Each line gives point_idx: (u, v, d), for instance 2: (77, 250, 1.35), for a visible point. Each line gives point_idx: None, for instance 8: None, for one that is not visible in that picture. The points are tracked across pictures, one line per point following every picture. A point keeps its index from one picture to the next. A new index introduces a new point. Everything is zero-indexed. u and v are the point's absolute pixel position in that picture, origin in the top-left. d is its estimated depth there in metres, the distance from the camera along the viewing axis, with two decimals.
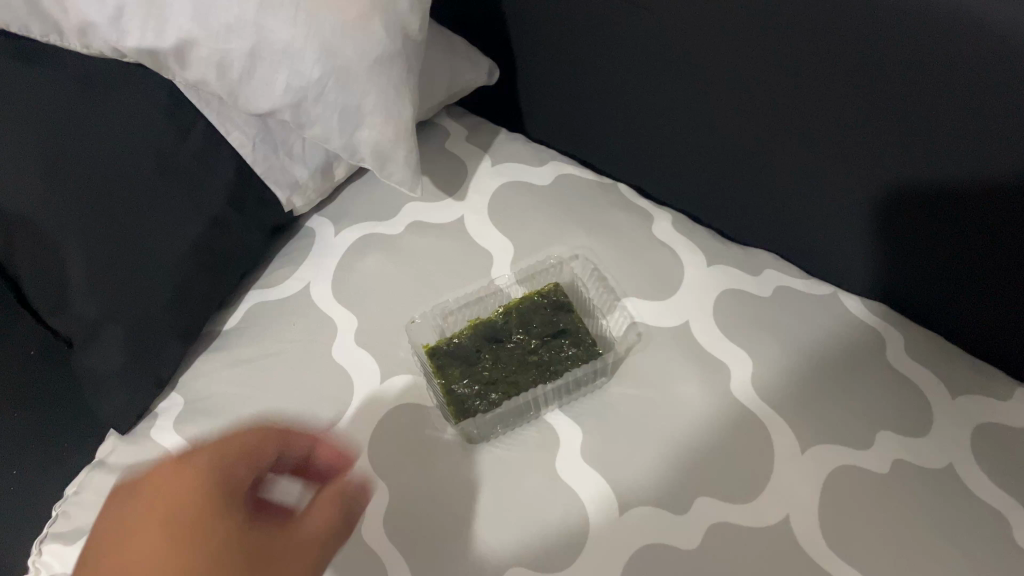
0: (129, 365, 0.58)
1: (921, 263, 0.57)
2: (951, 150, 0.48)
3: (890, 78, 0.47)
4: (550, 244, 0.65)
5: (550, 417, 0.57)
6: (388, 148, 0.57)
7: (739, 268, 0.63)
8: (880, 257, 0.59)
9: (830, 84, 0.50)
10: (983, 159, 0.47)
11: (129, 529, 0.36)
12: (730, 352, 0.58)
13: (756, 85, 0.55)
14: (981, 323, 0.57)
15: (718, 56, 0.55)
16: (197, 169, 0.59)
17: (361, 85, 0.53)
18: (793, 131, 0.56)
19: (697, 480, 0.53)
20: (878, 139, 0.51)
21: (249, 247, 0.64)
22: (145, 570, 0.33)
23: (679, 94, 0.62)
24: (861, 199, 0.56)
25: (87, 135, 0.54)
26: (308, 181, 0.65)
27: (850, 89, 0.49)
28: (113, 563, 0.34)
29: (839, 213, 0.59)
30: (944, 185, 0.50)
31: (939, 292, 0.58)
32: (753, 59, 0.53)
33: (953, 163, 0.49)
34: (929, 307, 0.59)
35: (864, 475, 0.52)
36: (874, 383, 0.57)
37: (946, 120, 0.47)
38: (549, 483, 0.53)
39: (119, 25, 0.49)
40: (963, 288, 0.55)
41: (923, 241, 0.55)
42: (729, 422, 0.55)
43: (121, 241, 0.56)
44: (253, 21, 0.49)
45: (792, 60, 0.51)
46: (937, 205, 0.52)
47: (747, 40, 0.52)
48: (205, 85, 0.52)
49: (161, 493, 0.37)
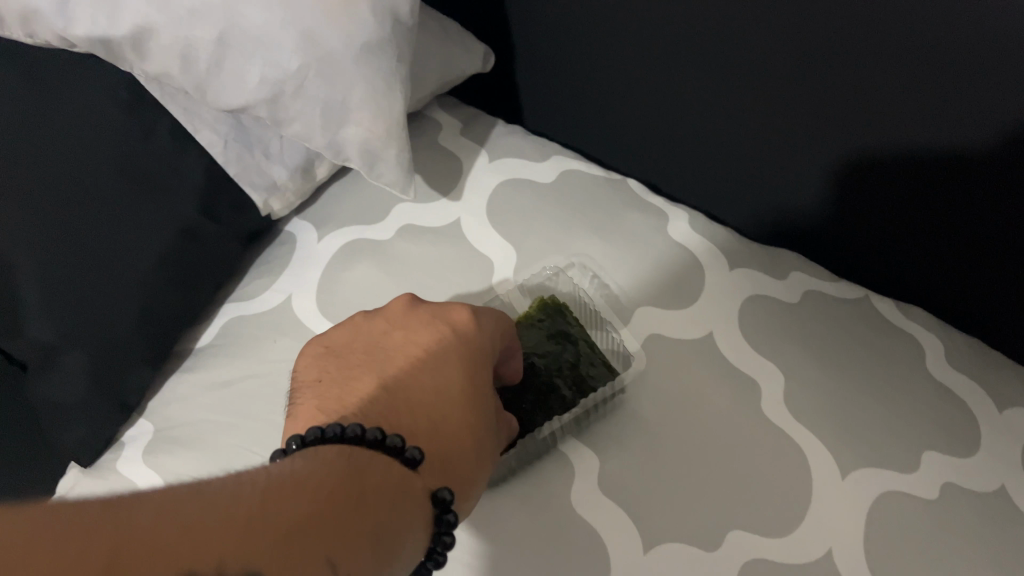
0: (90, 394, 0.52)
1: (940, 242, 0.53)
2: (963, 114, 0.44)
3: (920, 57, 0.43)
4: (547, 254, 0.60)
5: (567, 447, 0.50)
6: (377, 147, 0.50)
7: (762, 270, 0.58)
8: (898, 241, 0.56)
9: (868, 70, 0.46)
10: (999, 120, 0.43)
11: (414, 330, 0.45)
12: (758, 365, 0.53)
13: (781, 72, 0.51)
14: (1010, 301, 0.54)
15: (736, 39, 0.52)
16: (163, 171, 0.52)
17: (346, 78, 0.46)
18: (821, 116, 0.52)
19: (731, 509, 0.47)
20: (896, 113, 0.47)
21: (225, 256, 0.58)
22: (436, 363, 0.43)
23: (693, 81, 0.57)
24: (869, 176, 0.53)
25: (38, 137, 0.49)
26: (288, 184, 0.59)
27: (889, 73, 0.45)
28: (401, 345, 0.44)
29: (853, 199, 0.56)
30: (954, 149, 0.47)
31: (965, 271, 0.54)
32: (776, 41, 0.49)
33: (963, 127, 0.45)
34: (953, 287, 0.56)
35: (912, 499, 0.47)
36: (918, 397, 0.52)
37: (986, 95, 0.42)
38: (567, 517, 0.47)
39: (66, 11, 0.42)
40: (985, 265, 0.53)
41: (938, 217, 0.52)
42: (762, 441, 0.49)
43: (75, 253, 0.50)
44: (221, 4, 0.43)
45: (820, 43, 0.47)
46: (952, 173, 0.48)
47: (770, 20, 0.48)
48: (168, 79, 0.45)
49: (447, 325, 0.45)
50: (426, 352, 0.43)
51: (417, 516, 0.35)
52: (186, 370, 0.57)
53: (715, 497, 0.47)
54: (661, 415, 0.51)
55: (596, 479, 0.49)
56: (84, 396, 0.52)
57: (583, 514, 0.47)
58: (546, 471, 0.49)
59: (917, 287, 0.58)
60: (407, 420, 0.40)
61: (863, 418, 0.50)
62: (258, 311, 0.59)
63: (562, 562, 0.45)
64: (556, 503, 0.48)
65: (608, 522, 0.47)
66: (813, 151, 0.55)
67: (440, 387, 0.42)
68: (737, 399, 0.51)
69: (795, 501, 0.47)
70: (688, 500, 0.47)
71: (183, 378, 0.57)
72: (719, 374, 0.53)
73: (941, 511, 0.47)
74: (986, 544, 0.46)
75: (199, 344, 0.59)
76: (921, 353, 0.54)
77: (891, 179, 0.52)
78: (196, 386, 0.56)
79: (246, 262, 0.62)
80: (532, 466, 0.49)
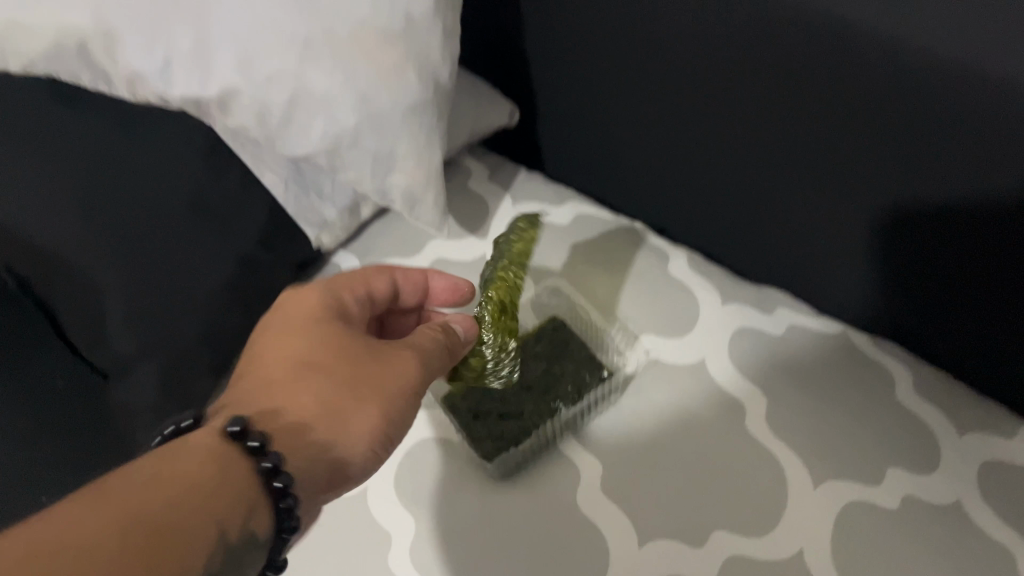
0: (156, 406, 0.59)
1: (942, 295, 0.56)
2: (952, 173, 0.48)
3: (882, 122, 0.49)
4: (549, 276, 0.69)
5: (572, 452, 0.57)
6: (418, 191, 0.58)
7: (752, 306, 0.65)
8: (901, 290, 0.59)
9: (839, 137, 0.52)
10: (987, 179, 0.47)
11: (262, 326, 0.47)
12: (743, 388, 0.60)
13: (766, 134, 0.57)
14: (1004, 356, 0.57)
15: (725, 104, 0.58)
16: (230, 210, 0.61)
17: (394, 132, 0.55)
18: (801, 175, 0.58)
19: (715, 512, 0.54)
20: (876, 170, 0.52)
21: (279, 282, 0.66)
22: (274, 337, 0.45)
23: (691, 138, 0.63)
24: (879, 226, 0.56)
25: (125, 185, 0.57)
26: (336, 220, 0.68)
27: (861, 134, 0.51)
28: (248, 349, 0.46)
29: (861, 248, 0.59)
30: (957, 207, 0.50)
31: (964, 326, 0.57)
32: (760, 106, 0.55)
33: (968, 185, 0.48)
34: (948, 339, 0.59)
35: (876, 509, 0.54)
36: (886, 424, 0.58)
37: (950, 161, 0.48)
38: (571, 515, 0.54)
39: (167, 74, 0.51)
40: (987, 320, 0.55)
41: (942, 266, 0.54)
42: (746, 454, 0.56)
43: (154, 280, 0.58)
44: (294, 71, 0.51)
45: (805, 106, 0.53)
46: (955, 225, 0.51)
47: (754, 90, 0.55)
48: (245, 131, 0.54)
49: (282, 308, 0.47)
50: (260, 346, 0.45)
51: (220, 469, 0.35)
52: None
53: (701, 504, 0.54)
54: (658, 431, 0.58)
55: (597, 482, 0.56)
56: (149, 407, 0.59)
57: (587, 514, 0.54)
58: (557, 475, 0.56)
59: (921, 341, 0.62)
60: (255, 391, 0.42)
61: (834, 437, 0.57)
62: None
63: (567, 549, 0.53)
64: (562, 502, 0.55)
65: (608, 522, 0.54)
66: (792, 211, 0.61)
67: (278, 351, 0.44)
68: (725, 418, 0.58)
69: (771, 506, 0.54)
70: (678, 504, 0.54)
71: None
72: (708, 395, 0.60)
73: (901, 518, 0.54)
74: (937, 548, 0.53)
75: None
76: (893, 384, 0.61)
77: (900, 227, 0.55)
78: None
79: None
80: (542, 470, 0.57)
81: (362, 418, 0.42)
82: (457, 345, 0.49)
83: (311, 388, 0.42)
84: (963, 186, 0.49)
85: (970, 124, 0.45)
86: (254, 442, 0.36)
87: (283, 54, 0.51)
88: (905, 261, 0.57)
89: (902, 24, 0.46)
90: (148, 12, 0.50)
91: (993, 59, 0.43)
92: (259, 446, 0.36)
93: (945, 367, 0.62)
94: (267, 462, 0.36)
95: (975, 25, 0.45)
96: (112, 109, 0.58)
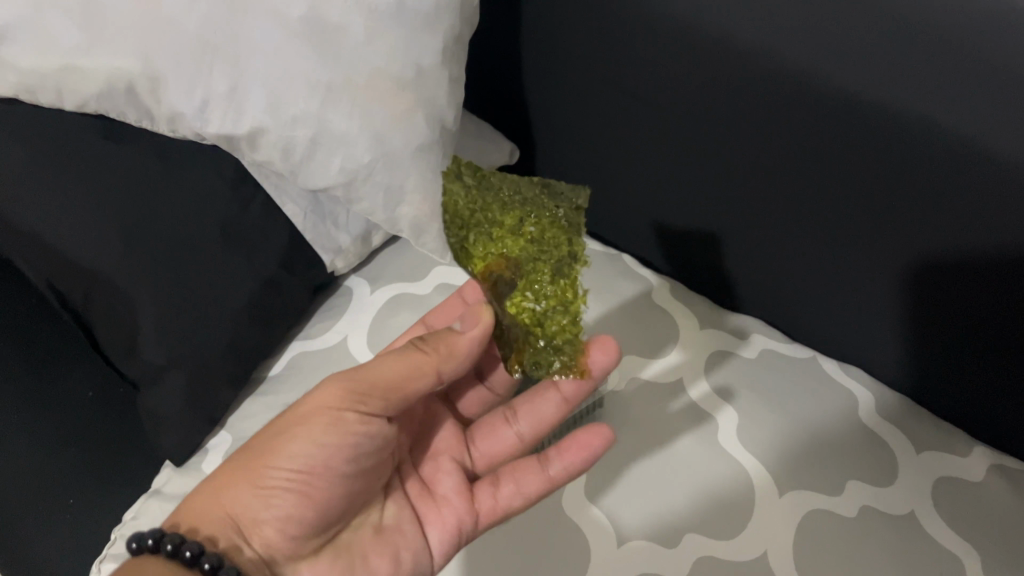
0: (186, 410, 0.66)
1: (946, 340, 0.64)
2: (938, 221, 0.57)
3: (866, 163, 0.58)
4: None
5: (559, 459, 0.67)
6: (425, 221, 0.65)
7: (728, 335, 0.75)
8: (906, 332, 0.66)
9: (821, 175, 0.61)
10: (980, 233, 0.55)
11: None
12: (717, 408, 0.69)
13: (756, 175, 0.66)
14: (992, 400, 0.65)
15: (725, 143, 0.66)
16: (256, 236, 0.67)
17: (404, 168, 0.62)
18: (788, 208, 0.66)
19: (689, 519, 0.63)
20: (858, 208, 0.61)
21: (296, 304, 0.72)
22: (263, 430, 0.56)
23: (693, 175, 0.71)
24: (892, 274, 0.63)
25: (161, 213, 0.62)
26: (351, 247, 0.74)
27: (839, 175, 0.60)
28: None
29: (869, 287, 0.66)
30: (961, 259, 0.58)
31: (962, 372, 0.65)
32: (756, 149, 0.64)
33: (970, 244, 0.56)
34: (942, 381, 0.67)
35: (836, 516, 0.63)
36: (841, 442, 0.67)
37: (927, 203, 0.56)
38: (560, 518, 0.63)
39: (204, 114, 0.57)
40: (986, 366, 0.63)
41: (949, 313, 0.62)
42: (717, 468, 0.66)
43: (183, 299, 0.63)
44: (316, 114, 0.58)
45: (796, 147, 0.61)
46: (961, 278, 0.59)
47: (749, 129, 0.63)
48: (271, 165, 0.61)
49: None
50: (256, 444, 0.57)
51: None
52: (260, 394, 0.71)
53: (674, 505, 0.64)
54: (638, 443, 0.68)
55: (584, 487, 0.65)
56: (182, 410, 0.66)
57: (572, 517, 0.63)
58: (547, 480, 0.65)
59: (920, 384, 0.69)
60: (209, 488, 0.53)
61: (797, 451, 0.67)
62: (320, 348, 0.74)
63: (557, 548, 0.62)
64: (554, 504, 0.64)
65: (590, 523, 0.63)
66: (770, 241, 0.70)
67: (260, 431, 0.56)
68: (699, 435, 0.68)
69: (738, 515, 0.63)
70: (653, 507, 0.64)
71: (257, 400, 0.71)
72: (686, 414, 0.69)
73: (858, 525, 0.62)
74: (891, 551, 0.61)
75: (271, 372, 0.73)
76: (856, 406, 0.69)
77: (921, 282, 0.62)
78: (267, 406, 0.70)
79: (310, 310, 0.76)
80: None
81: (234, 504, 0.52)
82: (420, 357, 0.55)
83: (202, 497, 0.53)
84: (947, 234, 0.57)
85: (941, 169, 0.54)
86: (166, 542, 0.48)
87: (308, 98, 0.58)
88: (867, 284, 0.66)
89: (879, 85, 0.54)
90: (188, 58, 0.55)
91: (964, 113, 0.51)
92: (167, 546, 0.48)
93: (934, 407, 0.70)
94: (183, 551, 0.48)
95: None
96: (148, 144, 0.62)
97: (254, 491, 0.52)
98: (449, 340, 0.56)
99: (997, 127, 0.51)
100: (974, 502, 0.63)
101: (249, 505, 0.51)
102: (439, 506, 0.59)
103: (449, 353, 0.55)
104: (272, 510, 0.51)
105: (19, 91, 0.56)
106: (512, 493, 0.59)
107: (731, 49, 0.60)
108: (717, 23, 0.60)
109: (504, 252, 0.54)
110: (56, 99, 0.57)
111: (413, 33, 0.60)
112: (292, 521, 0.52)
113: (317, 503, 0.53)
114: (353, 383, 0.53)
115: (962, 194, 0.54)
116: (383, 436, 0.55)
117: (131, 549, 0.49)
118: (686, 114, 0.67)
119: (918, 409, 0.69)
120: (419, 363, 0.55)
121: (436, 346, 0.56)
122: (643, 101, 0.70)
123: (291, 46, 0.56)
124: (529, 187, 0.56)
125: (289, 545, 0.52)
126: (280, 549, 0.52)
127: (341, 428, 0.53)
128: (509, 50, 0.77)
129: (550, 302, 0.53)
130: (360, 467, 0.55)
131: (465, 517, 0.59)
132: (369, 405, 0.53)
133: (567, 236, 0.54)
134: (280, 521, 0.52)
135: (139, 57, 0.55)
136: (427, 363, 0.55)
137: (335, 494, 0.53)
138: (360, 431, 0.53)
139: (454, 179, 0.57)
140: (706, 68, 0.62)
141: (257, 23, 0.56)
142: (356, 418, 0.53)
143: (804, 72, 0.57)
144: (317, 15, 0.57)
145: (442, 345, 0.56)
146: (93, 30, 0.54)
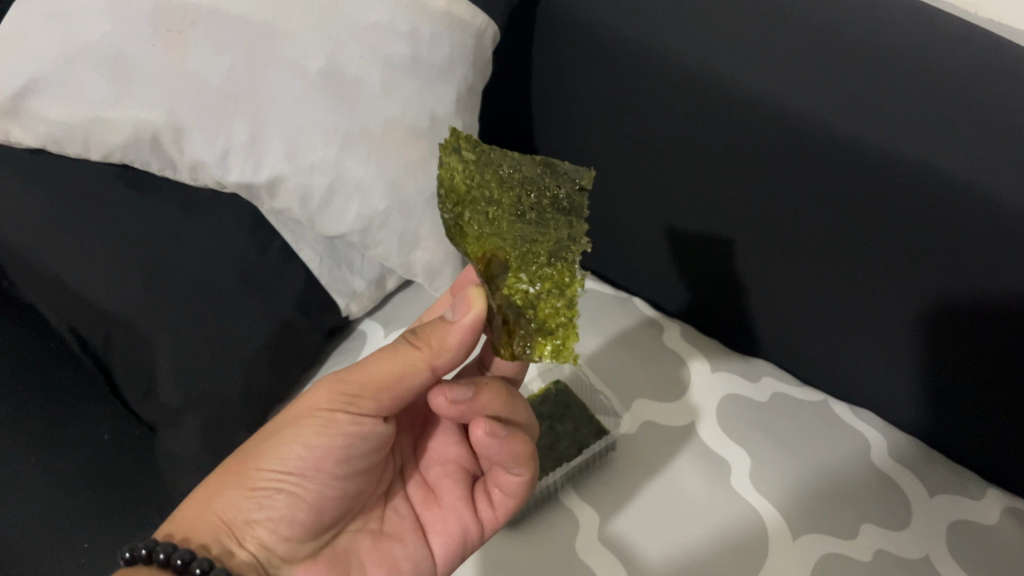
0: (202, 449, 0.68)
1: (957, 389, 0.64)
2: (946, 275, 0.58)
3: (866, 213, 0.59)
4: None
5: (570, 500, 0.69)
6: (437, 265, 0.69)
7: (741, 376, 0.76)
8: (917, 379, 0.67)
9: (822, 222, 0.62)
10: (989, 287, 0.56)
11: None
12: (730, 451, 0.71)
13: (761, 220, 0.67)
14: (999, 450, 0.66)
15: (731, 191, 0.67)
16: (272, 280, 0.68)
17: (419, 215, 0.65)
18: (790, 256, 0.67)
19: (701, 560, 0.65)
20: (862, 255, 0.62)
21: (310, 345, 0.74)
22: None
23: (699, 219, 0.72)
24: (904, 322, 0.64)
25: (180, 261, 0.62)
26: (364, 290, 0.76)
27: (844, 222, 0.61)
28: None
29: (884, 333, 0.66)
30: (971, 313, 0.59)
31: (974, 420, 0.66)
32: (760, 198, 0.65)
33: (980, 299, 0.58)
34: (954, 428, 0.68)
35: (848, 561, 0.64)
36: (851, 487, 0.68)
37: (935, 256, 0.58)
38: (573, 560, 0.65)
39: (224, 163, 0.59)
40: (996, 416, 0.63)
41: (964, 365, 0.62)
42: (728, 510, 0.67)
43: (205, 346, 0.64)
44: (333, 163, 0.60)
45: (801, 195, 0.62)
46: (969, 329, 0.60)
47: (754, 176, 0.64)
48: (289, 212, 0.62)
49: None
50: None
51: None
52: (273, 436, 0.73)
53: (686, 543, 0.66)
54: (648, 484, 0.70)
55: (596, 530, 0.67)
56: (196, 451, 0.68)
57: (582, 556, 0.66)
58: (557, 519, 0.68)
59: (931, 430, 0.70)
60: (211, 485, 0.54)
61: (808, 489, 0.68)
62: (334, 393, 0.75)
63: None
64: (567, 547, 0.66)
65: (605, 563, 0.65)
66: (774, 285, 0.71)
67: None
68: (712, 477, 0.69)
69: (751, 559, 0.65)
70: (661, 542, 0.66)
71: None
72: (697, 456, 0.71)
73: (870, 569, 0.64)
74: None
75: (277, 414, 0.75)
76: (866, 449, 0.71)
77: (935, 332, 0.62)
78: None
79: (323, 352, 0.79)
80: (547, 515, 0.68)
81: (225, 509, 0.50)
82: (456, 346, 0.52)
83: (195, 502, 0.51)
84: (955, 287, 0.58)
85: (948, 224, 0.55)
86: (157, 551, 0.46)
87: (326, 147, 0.60)
88: (875, 329, 0.66)
89: (883, 137, 0.55)
90: (211, 109, 0.57)
91: (973, 166, 0.53)
92: (161, 555, 0.46)
93: (943, 455, 0.71)
94: (174, 559, 0.46)
95: (933, 129, 0.55)
96: (166, 190, 0.62)
97: (246, 494, 0.50)
98: (440, 332, 0.52)
99: (1007, 181, 0.52)
100: (984, 545, 0.65)
101: (242, 507, 0.50)
102: (445, 513, 0.59)
103: (440, 345, 0.52)
104: (262, 512, 0.50)
105: (46, 142, 0.57)
106: (516, 482, 0.58)
107: (733, 98, 0.62)
108: (727, 75, 0.61)
109: (502, 233, 0.50)
110: (82, 149, 0.58)
111: (428, 86, 0.63)
112: (283, 523, 0.50)
113: (310, 503, 0.51)
114: (342, 384, 0.52)
115: (967, 250, 0.56)
116: (374, 437, 0.53)
117: (138, 554, 0.47)
118: (689, 160, 0.69)
119: (928, 455, 0.71)
120: (406, 361, 0.51)
121: (428, 339, 0.52)
122: (653, 150, 0.71)
123: (310, 97, 0.59)
124: (528, 166, 0.53)
125: (283, 546, 0.51)
126: (275, 549, 0.50)
127: (333, 429, 0.51)
128: (520, 98, 0.80)
129: (544, 283, 0.50)
130: (352, 470, 0.53)
131: (469, 529, 0.59)
132: (363, 405, 0.52)
133: (568, 219, 0.53)
134: (272, 522, 0.50)
135: (163, 109, 0.56)
136: (414, 360, 0.52)
137: (327, 494, 0.52)
138: (351, 432, 0.52)
139: (449, 153, 0.51)
140: (710, 116, 0.64)
141: (278, 75, 0.58)
142: (349, 420, 0.51)
143: (805, 122, 0.58)
144: (333, 66, 0.59)
145: (434, 339, 0.52)
146: (121, 83, 0.56)
